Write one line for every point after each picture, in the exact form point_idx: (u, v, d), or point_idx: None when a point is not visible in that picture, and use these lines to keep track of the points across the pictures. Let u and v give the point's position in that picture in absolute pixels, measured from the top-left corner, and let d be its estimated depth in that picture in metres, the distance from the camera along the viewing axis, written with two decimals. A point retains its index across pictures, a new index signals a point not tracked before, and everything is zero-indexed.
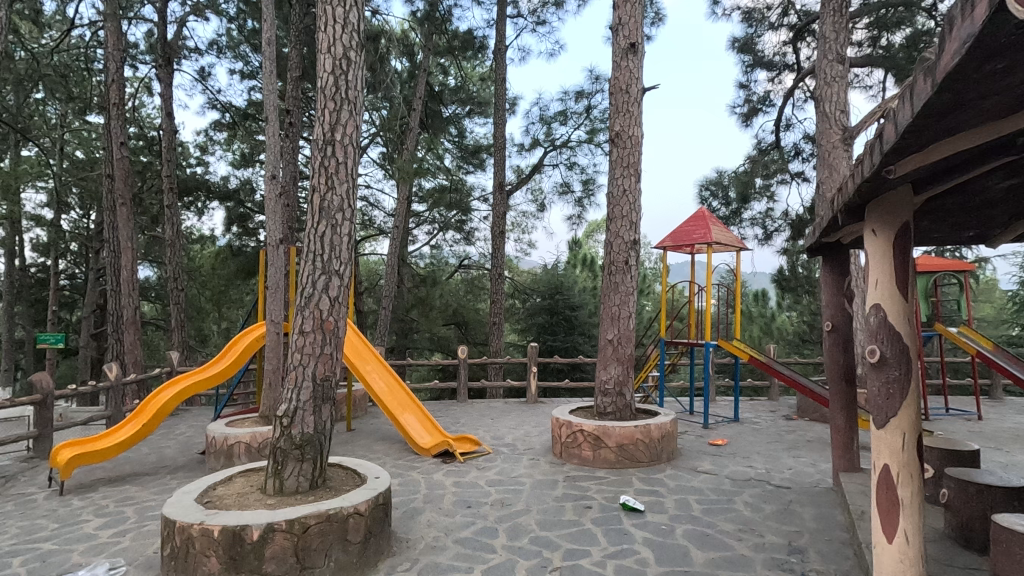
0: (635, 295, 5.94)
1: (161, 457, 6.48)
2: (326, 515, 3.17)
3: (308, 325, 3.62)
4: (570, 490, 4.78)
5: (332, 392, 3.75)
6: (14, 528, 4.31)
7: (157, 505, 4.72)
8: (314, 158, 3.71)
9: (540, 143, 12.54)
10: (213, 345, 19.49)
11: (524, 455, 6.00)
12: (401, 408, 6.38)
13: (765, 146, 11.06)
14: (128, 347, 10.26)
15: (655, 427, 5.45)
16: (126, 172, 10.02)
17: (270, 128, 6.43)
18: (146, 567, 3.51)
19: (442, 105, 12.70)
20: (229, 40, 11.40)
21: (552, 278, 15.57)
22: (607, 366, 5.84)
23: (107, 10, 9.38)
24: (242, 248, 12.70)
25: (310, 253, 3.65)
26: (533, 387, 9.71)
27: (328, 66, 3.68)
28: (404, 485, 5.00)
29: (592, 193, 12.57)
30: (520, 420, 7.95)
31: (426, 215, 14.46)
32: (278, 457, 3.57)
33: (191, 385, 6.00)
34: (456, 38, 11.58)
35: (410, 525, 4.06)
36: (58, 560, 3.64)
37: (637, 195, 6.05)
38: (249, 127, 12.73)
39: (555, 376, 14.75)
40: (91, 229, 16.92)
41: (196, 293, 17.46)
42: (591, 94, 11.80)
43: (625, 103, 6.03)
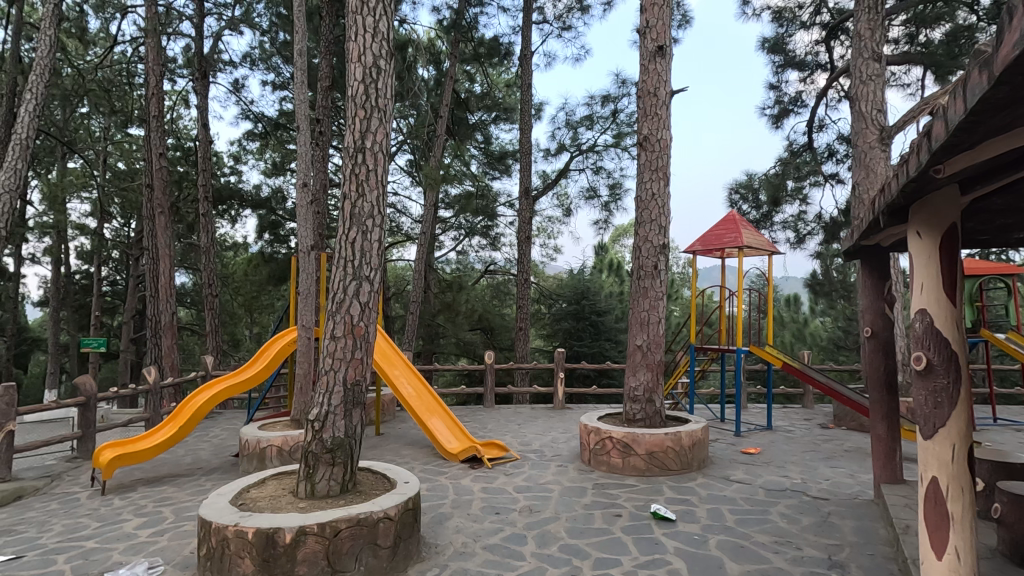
0: (664, 301, 5.87)
1: (197, 459, 6.65)
2: (356, 519, 3.19)
3: (339, 331, 3.67)
4: (599, 498, 4.71)
5: (362, 396, 3.78)
6: (58, 526, 4.46)
7: (193, 506, 4.83)
8: (346, 166, 3.77)
9: (566, 148, 12.50)
10: (246, 350, 19.98)
11: (552, 461, 5.96)
12: (429, 411, 6.41)
13: (797, 148, 10.80)
14: (166, 351, 10.58)
15: (685, 434, 5.35)
16: (165, 182, 10.38)
17: (302, 137, 6.57)
18: (182, 566, 3.59)
19: (469, 112, 12.79)
20: (262, 52, 11.74)
21: (578, 283, 15.46)
22: (636, 373, 5.76)
23: (149, 26, 9.75)
24: (274, 254, 12.96)
25: (341, 258, 3.71)
26: (560, 393, 9.63)
27: (358, 74, 3.74)
28: (432, 490, 5.00)
29: (619, 198, 12.46)
30: (547, 426, 7.89)
31: (452, 221, 14.56)
32: (310, 461, 3.62)
33: (225, 389, 6.14)
34: (482, 46, 11.65)
35: (439, 530, 4.07)
36: (99, 558, 3.75)
37: (666, 199, 5.97)
38: (281, 137, 13.03)
39: (582, 382, 14.64)
40: (131, 237, 17.54)
41: (229, 299, 17.95)
42: (618, 98, 11.71)
43: (652, 107, 5.96)
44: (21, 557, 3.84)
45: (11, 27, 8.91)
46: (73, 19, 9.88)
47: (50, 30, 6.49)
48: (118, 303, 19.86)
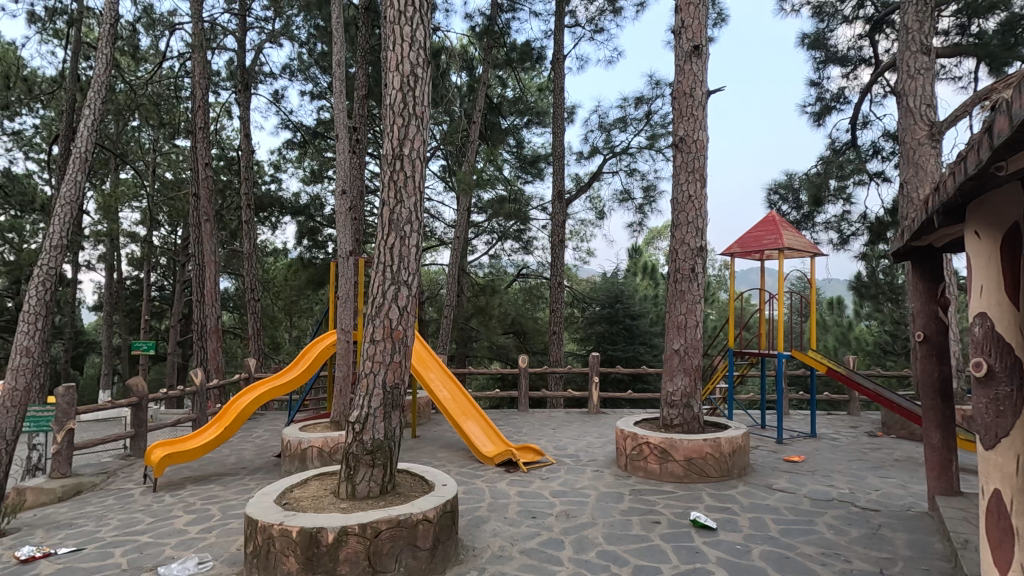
0: (702, 304, 5.76)
1: (242, 458, 6.86)
2: (396, 521, 3.24)
3: (378, 334, 3.74)
4: (636, 504, 4.65)
5: (401, 399, 3.83)
6: (115, 521, 4.68)
7: (238, 505, 4.99)
8: (384, 174, 3.84)
9: (599, 151, 12.41)
10: (285, 352, 20.52)
11: (588, 466, 5.91)
12: (464, 414, 6.44)
13: (840, 146, 10.48)
14: (211, 354, 10.93)
15: (726, 440, 5.22)
16: (210, 190, 10.77)
17: (340, 145, 6.74)
18: (230, 562, 3.71)
19: (501, 117, 12.86)
20: (301, 63, 12.09)
21: (612, 286, 15.33)
22: (674, 378, 5.67)
23: (195, 42, 10.15)
24: (312, 259, 13.25)
25: (380, 264, 3.77)
26: (595, 397, 9.53)
27: (396, 83, 3.82)
28: (469, 493, 5.04)
29: (653, 200, 12.29)
30: (582, 431, 7.84)
31: (485, 225, 14.64)
32: (350, 461, 3.69)
33: (268, 390, 6.32)
34: (514, 51, 11.65)
35: (476, 534, 4.08)
36: (153, 552, 3.92)
37: (703, 200, 5.86)
38: (318, 145, 13.37)
39: (616, 386, 14.45)
40: (178, 244, 18.29)
41: (270, 303, 18.48)
42: (652, 99, 11.55)
43: (688, 107, 5.88)
44: (82, 549, 4.04)
45: (70, 46, 9.41)
46: (125, 38, 10.35)
47: (105, 49, 6.81)
48: (166, 308, 20.72)
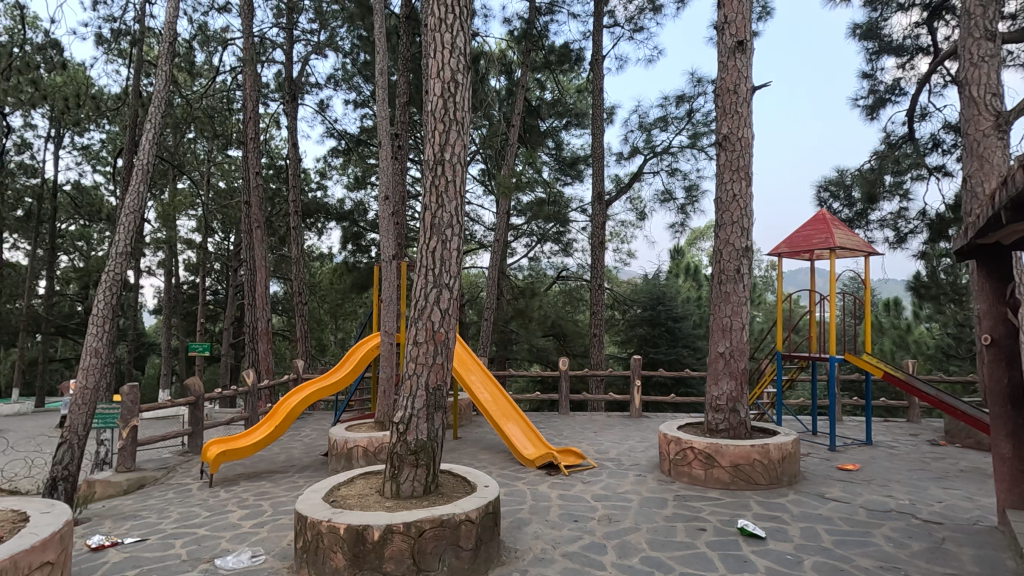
0: (748, 306, 5.60)
1: (291, 457, 7.10)
2: (440, 520, 3.28)
3: (421, 336, 3.81)
4: (681, 510, 4.56)
5: (444, 400, 3.88)
6: (175, 513, 4.93)
7: (289, 501, 5.16)
8: (426, 179, 3.91)
9: (639, 151, 12.24)
10: (331, 354, 21.11)
11: (630, 471, 5.83)
12: (505, 416, 6.47)
13: (895, 140, 9.99)
14: (262, 356, 11.36)
15: (775, 447, 5.05)
16: (260, 198, 11.20)
17: (383, 152, 6.90)
18: (281, 556, 3.85)
19: (540, 119, 12.90)
20: (345, 73, 12.46)
21: (654, 288, 15.09)
22: (719, 381, 5.54)
23: (246, 56, 10.57)
24: (356, 263, 13.60)
25: (422, 267, 3.84)
26: (637, 400, 9.39)
27: (437, 89, 3.89)
28: (511, 495, 5.06)
29: (696, 200, 12.03)
30: (624, 435, 7.74)
31: (524, 228, 14.69)
32: (395, 461, 3.77)
33: (315, 391, 6.52)
34: (553, 53, 11.61)
35: (518, 536, 4.09)
36: (210, 544, 4.10)
37: (749, 199, 5.71)
38: (362, 152, 13.72)
39: (658, 390, 14.20)
40: (230, 250, 19.12)
41: (316, 306, 19.06)
42: (694, 97, 11.31)
43: (732, 104, 5.74)
44: (146, 539, 4.27)
45: (133, 65, 9.95)
46: (183, 55, 10.90)
47: (165, 66, 7.18)
48: (220, 312, 21.69)
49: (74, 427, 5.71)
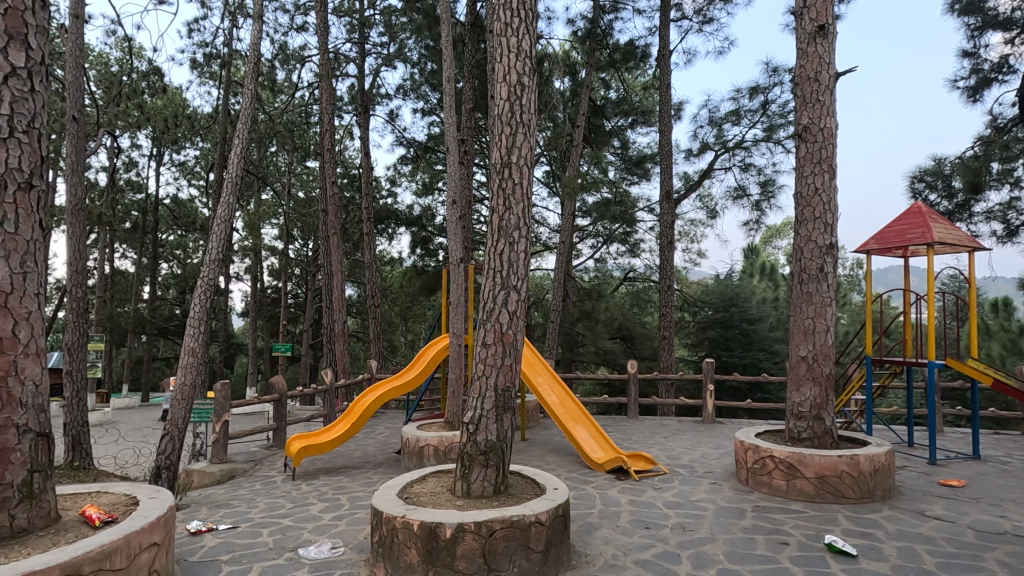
0: (833, 307, 5.25)
1: (366, 453, 7.38)
2: (510, 521, 3.29)
3: (490, 338, 3.85)
4: (760, 522, 4.33)
5: (513, 402, 3.89)
6: (262, 504, 5.25)
7: (364, 496, 5.37)
8: (493, 182, 3.95)
9: (710, 147, 11.78)
10: (402, 355, 21.84)
11: (705, 478, 5.62)
12: (573, 419, 6.41)
13: (1003, 123, 9.06)
14: (338, 356, 11.91)
15: (865, 459, 4.70)
16: (336, 206, 11.75)
17: (451, 158, 7.05)
18: (358, 549, 4.01)
19: (605, 119, 12.76)
20: (413, 83, 12.87)
21: (726, 289, 14.52)
22: (801, 387, 5.23)
23: (323, 72, 11.13)
24: (425, 267, 13.98)
25: (490, 269, 3.89)
26: (710, 406, 9.03)
27: (504, 93, 3.92)
28: (579, 499, 5.01)
29: (772, 196, 11.43)
30: (697, 441, 7.47)
31: (590, 229, 14.58)
32: (465, 461, 3.82)
33: (388, 390, 6.75)
34: (618, 51, 11.38)
35: (588, 540, 4.04)
36: (293, 535, 4.34)
37: (833, 193, 5.35)
38: (430, 159, 14.10)
39: (733, 396, 13.62)
40: (308, 256, 20.24)
41: (388, 309, 19.78)
42: (768, 88, 10.77)
43: (813, 93, 5.41)
44: (237, 527, 4.58)
45: (223, 85, 10.69)
46: (266, 73, 11.65)
47: (250, 85, 7.68)
48: (300, 314, 23.00)
49: (175, 419, 6.22)
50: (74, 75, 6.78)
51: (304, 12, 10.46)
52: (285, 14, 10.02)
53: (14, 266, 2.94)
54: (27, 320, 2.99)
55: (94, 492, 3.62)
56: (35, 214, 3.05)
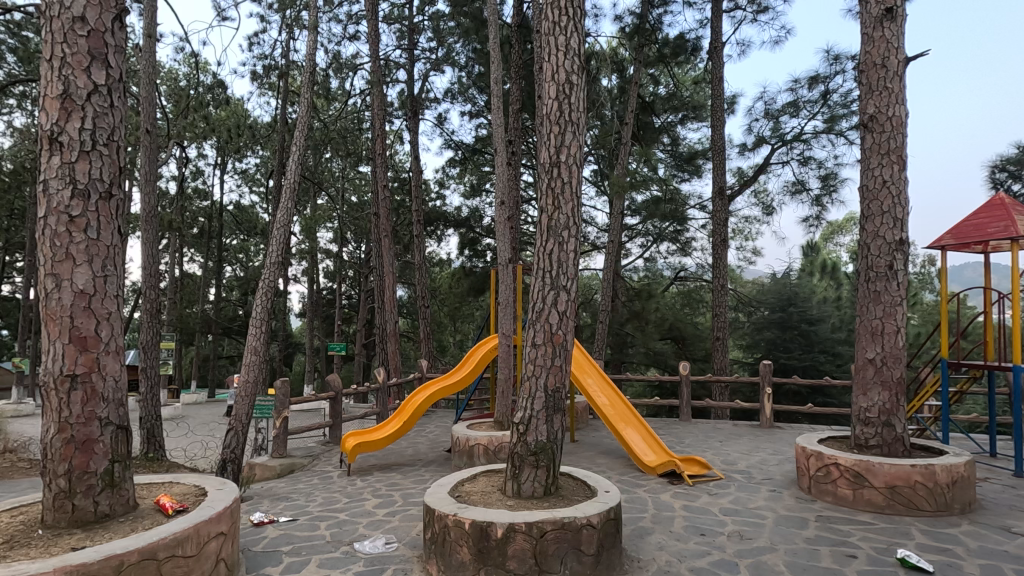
0: (905, 307, 4.93)
1: (418, 451, 7.52)
2: (561, 523, 3.27)
3: (539, 338, 3.84)
4: (825, 533, 4.12)
5: (563, 403, 3.86)
6: (319, 498, 5.43)
7: (417, 493, 5.47)
8: (542, 182, 3.94)
9: (766, 140, 11.34)
10: (451, 355, 22.17)
11: (763, 485, 5.40)
12: (624, 421, 6.31)
13: None
14: (390, 355, 12.21)
15: (942, 469, 4.39)
16: (387, 209, 12.02)
17: (498, 158, 7.08)
18: (411, 545, 4.08)
19: (655, 115, 12.50)
20: (461, 86, 13.03)
21: (784, 288, 13.97)
22: (868, 392, 4.96)
23: (374, 79, 11.42)
24: (473, 268, 14.13)
25: (540, 270, 3.88)
26: (768, 409, 8.69)
27: (552, 92, 3.91)
28: (631, 503, 4.92)
29: (834, 190, 10.87)
30: (754, 446, 7.19)
31: (639, 228, 14.34)
32: (516, 461, 3.82)
33: (438, 389, 6.86)
34: (667, 46, 11.11)
35: (640, 545, 3.96)
36: (350, 529, 4.47)
37: (903, 185, 5.03)
38: (477, 161, 14.24)
39: (791, 399, 13.06)
40: (361, 258, 20.85)
41: (438, 309, 20.11)
42: (829, 77, 10.25)
43: (880, 80, 5.11)
44: (297, 519, 4.76)
45: (280, 95, 11.12)
46: (321, 82, 12.08)
47: (306, 94, 7.96)
48: (353, 314, 23.73)
49: (239, 415, 6.53)
50: (147, 91, 7.23)
51: (356, 21, 10.76)
52: (338, 25, 10.34)
53: (97, 269, 3.16)
54: (108, 320, 3.20)
55: (167, 482, 3.84)
56: (114, 221, 3.27)
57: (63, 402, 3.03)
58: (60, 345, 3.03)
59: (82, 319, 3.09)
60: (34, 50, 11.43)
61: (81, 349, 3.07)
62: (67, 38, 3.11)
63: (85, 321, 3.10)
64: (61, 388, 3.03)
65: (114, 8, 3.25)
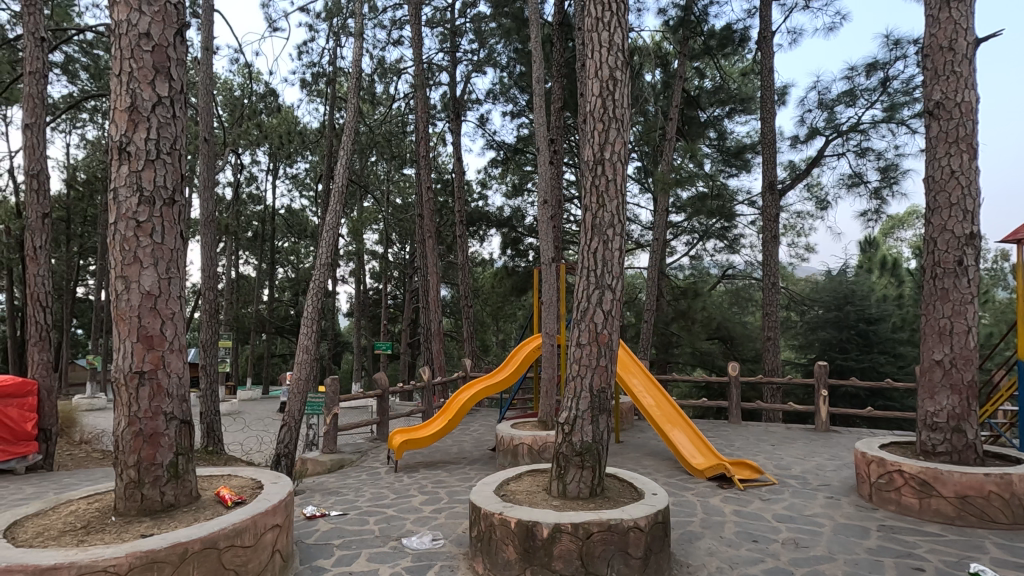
0: (976, 305, 4.63)
1: (463, 449, 7.60)
2: (608, 525, 3.23)
3: (584, 338, 3.80)
4: (888, 543, 3.91)
5: (609, 403, 3.81)
6: (368, 493, 5.57)
7: (462, 491, 5.52)
8: (586, 180, 3.90)
9: (820, 131, 10.87)
10: (494, 354, 22.32)
11: (820, 492, 5.18)
12: (670, 422, 6.18)
13: None
14: (435, 354, 12.39)
15: (1019, 479, 4.09)
16: (431, 210, 12.17)
17: (541, 158, 7.06)
18: (457, 542, 4.13)
19: (700, 110, 12.19)
20: (502, 87, 13.08)
21: (839, 286, 13.36)
22: (935, 396, 4.68)
23: (417, 83, 11.60)
24: (515, 267, 14.18)
25: (584, 269, 3.84)
26: (824, 413, 8.32)
27: (596, 89, 3.85)
28: (679, 506, 4.81)
29: (895, 182, 10.31)
30: (809, 450, 6.90)
31: (685, 225, 14.04)
32: (561, 461, 3.79)
33: (483, 388, 6.90)
34: (713, 38, 10.80)
35: (689, 550, 3.87)
36: (397, 525, 4.55)
37: (974, 175, 4.72)
38: (519, 161, 14.25)
39: (848, 402, 12.48)
40: (405, 258, 21.26)
41: (481, 309, 20.28)
42: (889, 63, 9.72)
43: (947, 64, 4.81)
44: (347, 514, 4.89)
45: (328, 101, 11.45)
46: (366, 88, 12.38)
47: (353, 100, 8.17)
48: (399, 314, 24.22)
49: (292, 411, 6.76)
50: (205, 101, 7.58)
51: (400, 26, 10.96)
52: (382, 30, 10.56)
53: (161, 271, 3.33)
54: (172, 319, 3.37)
55: (226, 475, 4.02)
56: (177, 225, 3.44)
57: (132, 397, 3.21)
58: (130, 343, 3.22)
59: (148, 319, 3.26)
60: (104, 67, 12.19)
61: (148, 347, 3.26)
62: (134, 54, 3.29)
63: (151, 321, 3.27)
64: (130, 384, 3.21)
65: (176, 23, 3.43)
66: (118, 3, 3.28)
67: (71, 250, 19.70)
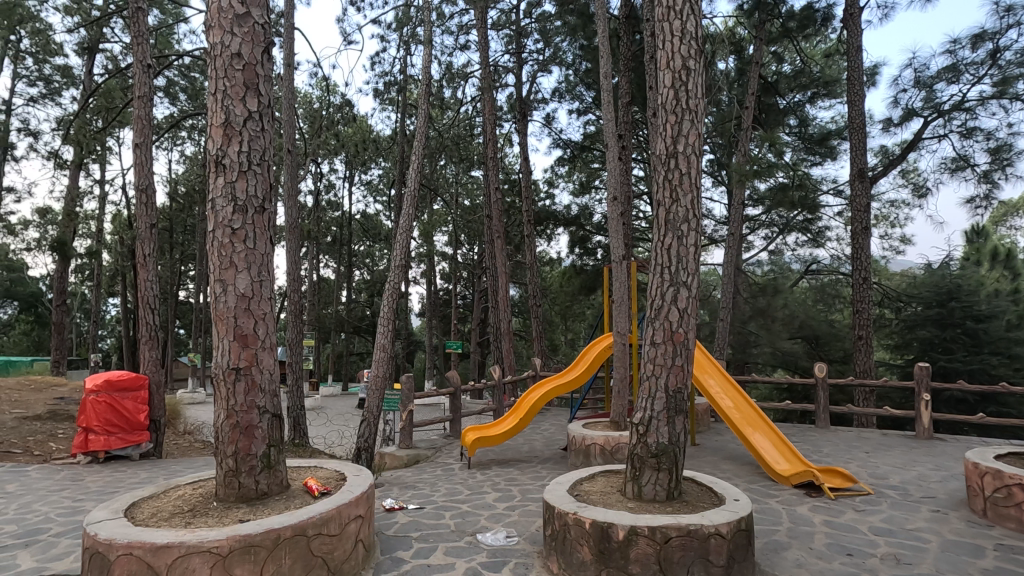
0: None
1: (534, 448, 7.63)
2: (687, 530, 3.12)
3: (658, 337, 3.69)
4: (1007, 565, 3.53)
5: (685, 404, 3.68)
6: (443, 489, 5.71)
7: (535, 490, 5.54)
8: (658, 174, 3.79)
9: (917, 112, 9.97)
10: (563, 353, 22.22)
11: (924, 504, 4.75)
12: (751, 425, 5.89)
13: None
14: (505, 354, 12.49)
15: None
16: (499, 211, 12.26)
17: (610, 153, 6.94)
18: (531, 540, 4.15)
19: (778, 97, 11.54)
20: (568, 84, 13.07)
21: (943, 280, 12.22)
22: None
23: (484, 85, 11.72)
24: (584, 266, 14.13)
25: (658, 266, 3.75)
26: (926, 419, 7.63)
27: (668, 80, 3.74)
28: (763, 514, 4.57)
29: (1007, 163, 9.28)
30: (910, 459, 6.36)
31: (763, 219, 13.38)
32: (636, 462, 3.72)
33: (553, 387, 6.89)
34: (792, 19, 10.13)
35: (776, 560, 3.67)
36: (472, 520, 4.64)
37: None
38: (586, 158, 14.10)
39: (954, 408, 11.37)
40: (475, 258, 21.63)
41: (549, 308, 20.25)
42: (999, 33, 8.76)
43: None
44: (424, 508, 5.04)
45: (399, 109, 11.84)
46: (435, 93, 12.69)
47: (423, 106, 8.37)
48: (469, 314, 24.67)
49: (371, 407, 7.05)
50: (288, 115, 8.04)
51: (467, 31, 11.16)
52: (450, 36, 10.79)
53: (254, 275, 3.57)
54: (264, 320, 3.60)
55: (313, 466, 4.25)
56: (267, 232, 3.67)
57: (229, 392, 3.46)
58: (227, 342, 3.48)
59: (244, 319, 3.51)
60: (200, 88, 13.26)
61: (244, 346, 3.50)
62: (227, 73, 3.55)
63: (246, 321, 3.52)
64: (228, 379, 3.47)
65: (263, 42, 3.67)
66: (213, 27, 3.55)
67: (174, 257, 21.59)
